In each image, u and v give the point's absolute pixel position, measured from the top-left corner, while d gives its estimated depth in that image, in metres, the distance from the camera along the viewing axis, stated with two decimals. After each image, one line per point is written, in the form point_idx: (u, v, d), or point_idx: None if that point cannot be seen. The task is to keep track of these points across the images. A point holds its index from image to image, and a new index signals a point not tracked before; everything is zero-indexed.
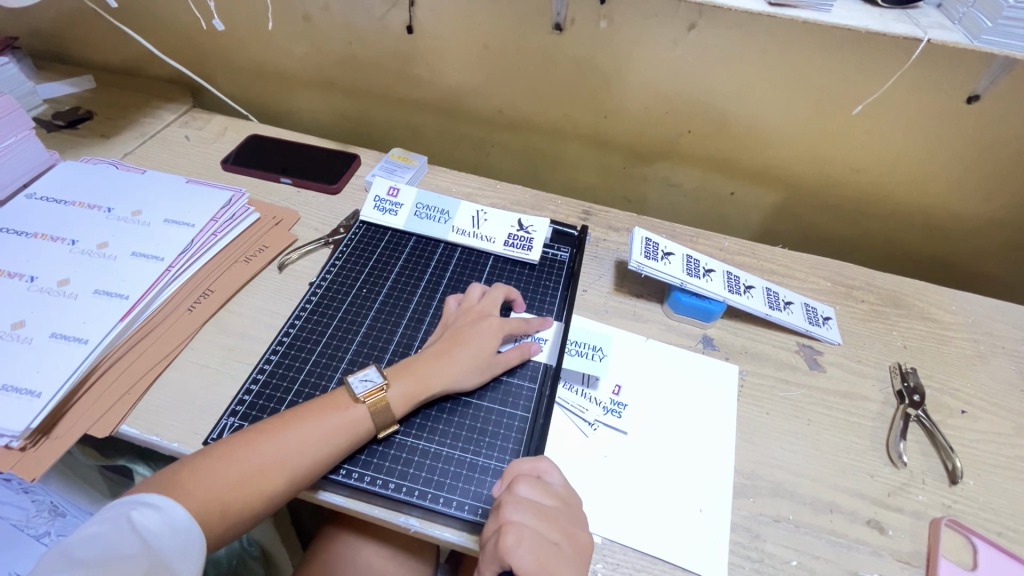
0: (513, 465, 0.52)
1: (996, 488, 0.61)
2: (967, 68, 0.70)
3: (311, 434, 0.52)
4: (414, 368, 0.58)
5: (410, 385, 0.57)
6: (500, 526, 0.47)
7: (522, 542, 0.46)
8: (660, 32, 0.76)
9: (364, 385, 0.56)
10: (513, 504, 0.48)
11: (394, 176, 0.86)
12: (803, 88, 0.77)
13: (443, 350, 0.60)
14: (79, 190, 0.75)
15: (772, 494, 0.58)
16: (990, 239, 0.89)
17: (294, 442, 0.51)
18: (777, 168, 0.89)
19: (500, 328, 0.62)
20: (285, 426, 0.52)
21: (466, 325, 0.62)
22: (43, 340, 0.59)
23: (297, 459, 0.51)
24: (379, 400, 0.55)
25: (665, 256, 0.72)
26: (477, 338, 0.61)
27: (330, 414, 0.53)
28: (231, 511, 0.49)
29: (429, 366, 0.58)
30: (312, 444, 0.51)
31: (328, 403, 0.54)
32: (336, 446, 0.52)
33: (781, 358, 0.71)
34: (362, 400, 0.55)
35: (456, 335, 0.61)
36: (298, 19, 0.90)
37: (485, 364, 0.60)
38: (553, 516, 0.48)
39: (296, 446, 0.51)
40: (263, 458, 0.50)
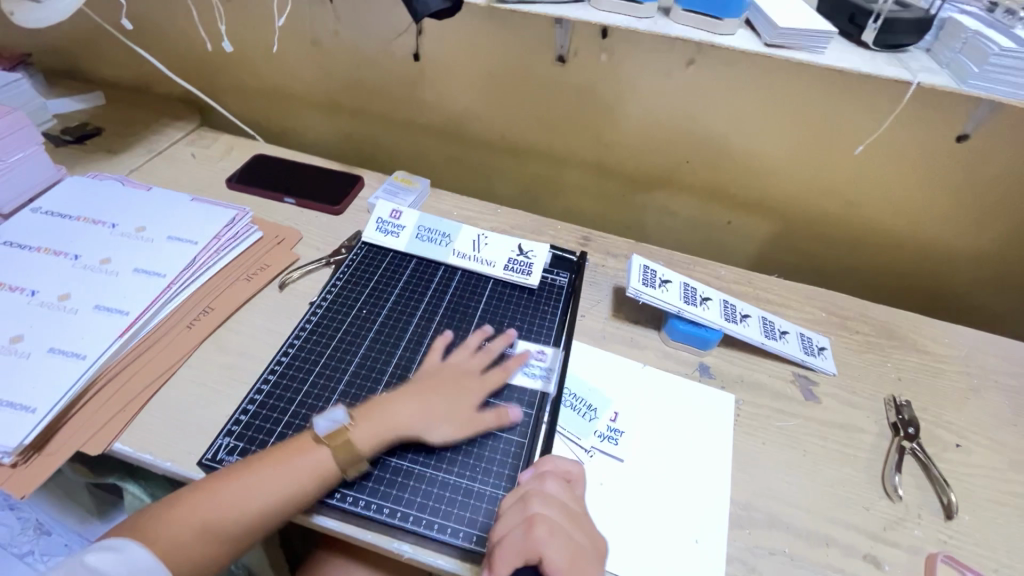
0: (544, 463, 0.55)
1: (990, 523, 0.61)
2: (956, 108, 0.72)
3: (274, 476, 0.52)
4: (381, 410, 0.57)
5: (376, 421, 0.56)
6: (527, 517, 0.50)
7: (552, 532, 0.49)
8: (660, 66, 0.78)
9: (328, 425, 0.55)
10: (542, 499, 0.51)
11: (396, 199, 0.87)
12: (797, 124, 0.80)
13: (414, 385, 0.61)
14: (85, 205, 0.76)
15: (768, 526, 0.58)
16: (981, 273, 0.91)
17: (253, 484, 0.51)
18: (773, 199, 0.90)
19: (469, 357, 0.65)
20: (248, 468, 0.52)
21: (436, 358, 0.65)
22: (42, 355, 0.59)
23: (264, 498, 0.51)
24: (341, 440, 0.54)
25: (662, 283, 0.73)
26: (449, 370, 0.63)
27: (292, 457, 0.53)
28: (202, 550, 0.49)
29: (396, 409, 0.57)
30: (273, 487, 0.51)
31: (292, 445, 0.54)
32: (299, 485, 0.52)
33: (776, 387, 0.71)
34: (326, 440, 0.54)
35: (428, 369, 0.63)
36: (308, 44, 0.93)
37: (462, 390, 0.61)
38: (579, 520, 0.52)
39: (257, 489, 0.51)
40: (226, 499, 0.50)
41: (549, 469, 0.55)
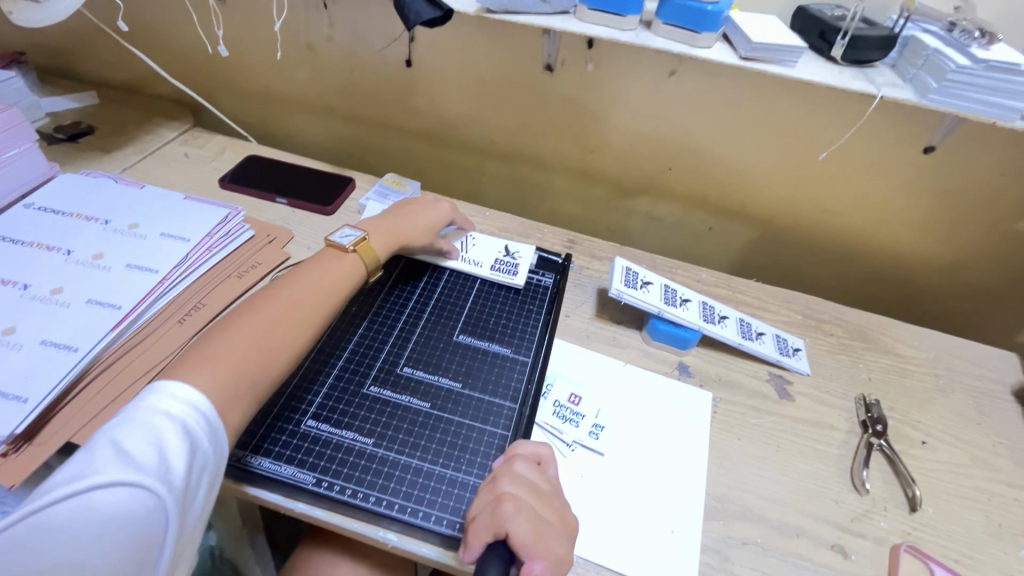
0: (515, 447, 0.57)
1: (953, 516, 0.63)
2: (923, 121, 0.76)
3: (324, 275, 0.63)
4: (385, 228, 0.72)
5: (386, 236, 0.71)
6: (496, 496, 0.51)
7: (519, 509, 0.49)
8: (643, 76, 0.82)
9: (349, 239, 0.68)
10: (511, 478, 0.52)
11: (387, 200, 0.89)
12: (774, 134, 0.83)
13: (400, 214, 0.75)
14: (78, 201, 0.77)
15: (741, 517, 0.60)
16: (950, 280, 0.94)
17: (305, 290, 0.60)
18: (753, 206, 0.94)
19: (446, 213, 0.80)
20: (295, 281, 0.61)
21: (415, 203, 0.79)
22: (34, 346, 0.59)
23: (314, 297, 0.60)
24: (367, 248, 0.68)
25: (644, 284, 0.76)
26: (426, 211, 0.78)
27: (333, 261, 0.65)
28: (259, 364, 0.53)
29: (397, 227, 0.73)
30: (324, 287, 0.62)
31: (325, 257, 0.66)
32: (341, 284, 0.64)
33: (753, 386, 0.74)
34: (354, 249, 0.67)
35: (409, 207, 0.77)
36: (302, 48, 0.95)
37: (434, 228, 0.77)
38: (547, 497, 0.52)
39: (309, 288, 0.61)
40: (283, 309, 0.57)
41: (519, 453, 0.56)
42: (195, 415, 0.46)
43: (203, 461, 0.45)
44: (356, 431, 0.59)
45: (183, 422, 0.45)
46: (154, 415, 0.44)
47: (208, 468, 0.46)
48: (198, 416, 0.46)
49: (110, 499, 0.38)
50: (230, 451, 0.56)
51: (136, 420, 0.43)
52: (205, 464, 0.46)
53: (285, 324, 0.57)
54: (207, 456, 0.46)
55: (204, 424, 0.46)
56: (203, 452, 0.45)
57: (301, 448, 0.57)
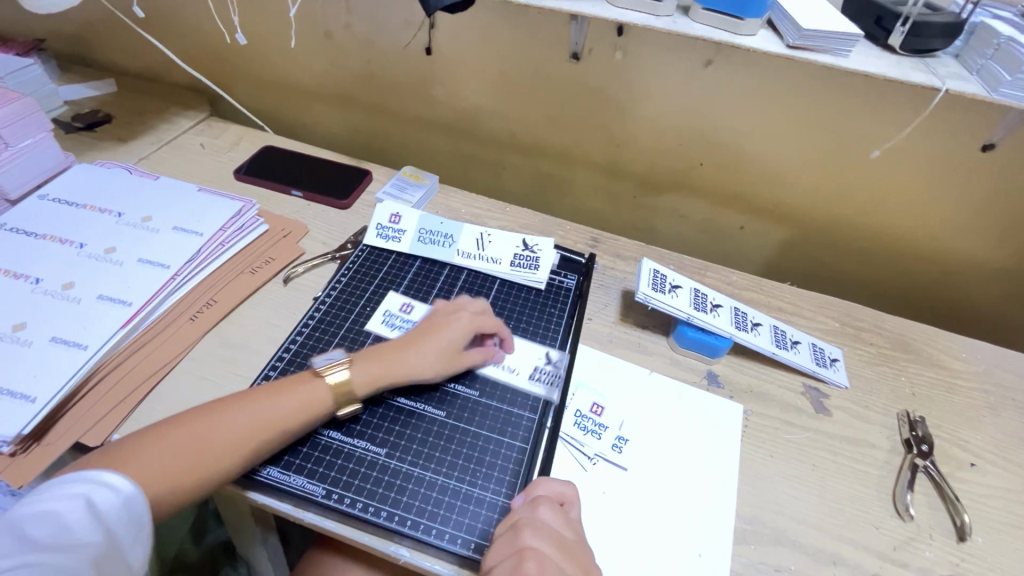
0: (536, 488, 0.53)
1: (1005, 547, 0.59)
2: (984, 116, 0.70)
3: (276, 405, 0.53)
4: (380, 354, 0.59)
5: (370, 369, 0.58)
6: (517, 550, 0.47)
7: (542, 569, 0.46)
8: (676, 67, 0.77)
9: (328, 362, 0.58)
10: (534, 528, 0.48)
11: (404, 195, 0.86)
12: (815, 130, 0.78)
13: (412, 340, 0.61)
14: (92, 193, 0.76)
15: (774, 541, 0.56)
16: (1001, 287, 0.88)
17: (244, 421, 0.52)
18: (789, 205, 0.88)
19: (471, 328, 0.63)
20: (238, 408, 0.52)
21: (441, 317, 0.64)
22: (43, 343, 0.58)
23: (262, 425, 0.52)
24: (337, 380, 0.56)
25: (672, 289, 0.71)
26: (447, 330, 0.62)
27: (292, 388, 0.55)
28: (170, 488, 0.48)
29: (395, 355, 0.60)
30: (272, 421, 0.53)
31: (291, 380, 0.56)
32: (294, 418, 0.54)
33: (787, 399, 0.69)
34: (322, 375, 0.57)
35: (428, 326, 0.63)
36: (319, 35, 0.92)
37: (450, 350, 0.61)
38: (571, 548, 0.49)
39: (253, 418, 0.52)
40: (212, 443, 0.50)
41: (542, 494, 0.52)
42: (108, 489, 0.44)
43: (124, 531, 0.43)
44: (368, 440, 0.57)
45: (93, 497, 0.43)
46: (60, 494, 0.42)
47: (134, 536, 0.44)
48: (110, 488, 0.44)
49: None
50: None
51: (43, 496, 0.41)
52: (128, 532, 0.43)
53: (209, 456, 0.50)
54: (129, 527, 0.44)
55: (118, 498, 0.44)
56: (117, 525, 0.43)
57: (311, 457, 0.55)
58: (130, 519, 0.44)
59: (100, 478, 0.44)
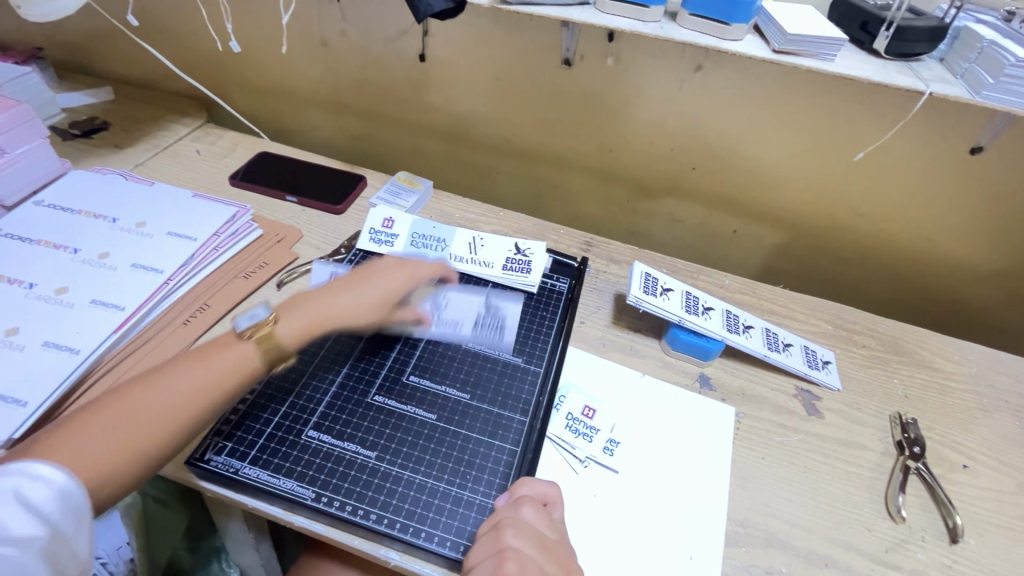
0: (520, 488, 0.53)
1: (999, 549, 0.58)
2: (972, 119, 0.70)
3: (199, 372, 0.52)
4: (308, 307, 0.60)
5: (306, 320, 0.59)
6: (499, 550, 0.47)
7: (523, 568, 0.46)
8: (666, 72, 0.78)
9: (252, 320, 0.56)
10: (516, 528, 0.49)
11: (398, 200, 0.87)
12: (805, 133, 0.79)
13: (338, 291, 0.62)
14: (87, 198, 0.76)
15: (765, 544, 0.56)
16: (994, 289, 0.88)
17: (164, 396, 0.49)
18: (781, 209, 0.89)
19: (406, 282, 0.65)
20: (157, 382, 0.50)
21: (377, 271, 0.65)
22: (36, 348, 0.58)
23: (190, 393, 0.50)
24: (267, 335, 0.56)
25: (664, 292, 0.72)
26: (380, 283, 0.64)
27: (215, 355, 0.53)
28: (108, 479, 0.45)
29: (323, 304, 0.60)
30: (195, 391, 0.51)
31: (209, 347, 0.54)
32: (224, 383, 0.52)
33: (779, 401, 0.69)
34: (248, 336, 0.55)
35: (361, 277, 0.64)
36: (314, 42, 0.93)
37: (384, 301, 0.64)
38: (554, 549, 0.49)
39: (174, 390, 0.50)
40: (150, 411, 0.48)
41: (525, 494, 0.52)
42: (43, 482, 0.40)
43: (67, 522, 0.40)
44: (357, 443, 0.57)
45: (25, 491, 0.39)
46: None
47: (78, 526, 0.41)
48: (43, 481, 0.40)
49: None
50: (226, 460, 0.54)
51: None
52: (72, 524, 0.41)
53: (146, 433, 0.48)
54: (71, 517, 0.41)
55: (56, 492, 0.41)
56: (58, 518, 0.40)
57: (301, 460, 0.55)
58: (70, 509, 0.41)
59: (27, 470, 0.40)
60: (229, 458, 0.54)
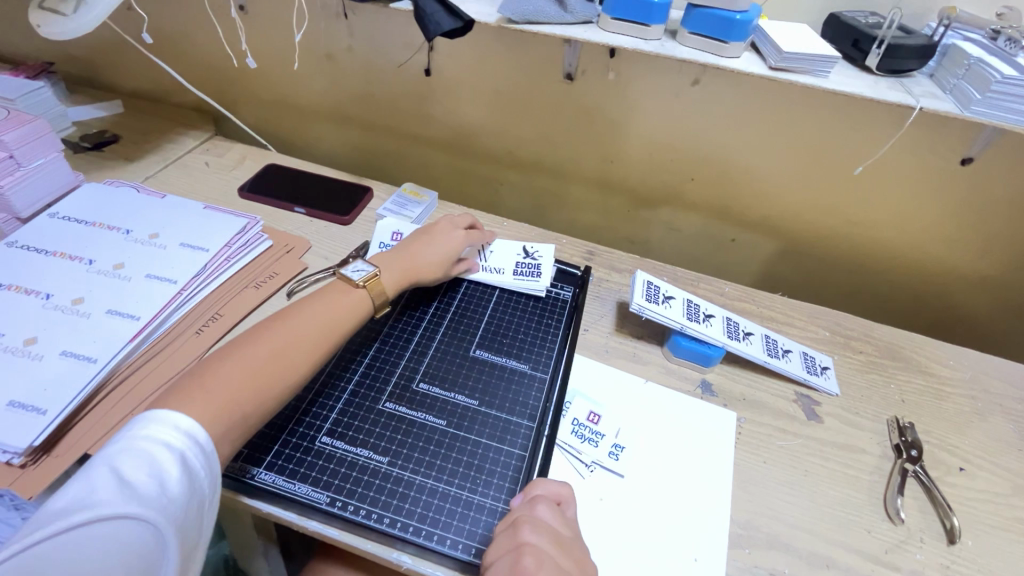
0: (534, 488, 0.54)
1: (995, 550, 0.60)
2: (962, 131, 0.73)
3: (325, 313, 0.61)
4: (399, 260, 0.70)
5: (399, 271, 0.69)
6: (517, 545, 0.48)
7: (541, 563, 0.47)
8: (666, 86, 0.80)
9: (360, 274, 0.67)
10: (532, 525, 0.50)
11: (404, 210, 0.89)
12: (801, 145, 0.81)
13: (416, 245, 0.73)
14: (100, 210, 0.78)
15: (768, 546, 0.58)
16: (987, 296, 0.90)
17: (300, 323, 0.59)
18: (779, 218, 0.91)
19: (463, 239, 0.76)
20: (290, 317, 0.59)
21: (438, 231, 0.76)
22: (54, 357, 0.60)
23: (296, 343, 0.57)
24: (377, 283, 0.66)
25: (666, 299, 0.74)
26: (444, 239, 0.75)
27: (334, 297, 0.63)
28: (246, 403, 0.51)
29: (409, 260, 0.71)
30: (325, 324, 0.60)
31: (328, 291, 0.64)
32: (343, 317, 0.62)
33: (779, 406, 0.71)
34: (362, 284, 0.66)
35: (429, 234, 0.75)
36: (321, 57, 0.95)
37: (449, 257, 0.74)
38: (568, 546, 0.50)
39: (309, 322, 0.59)
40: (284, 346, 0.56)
41: (540, 493, 0.54)
42: (196, 447, 0.45)
43: (203, 488, 0.44)
44: (370, 449, 0.58)
45: (183, 454, 0.44)
46: (153, 446, 0.43)
47: (207, 500, 0.45)
48: (195, 445, 0.45)
49: (112, 530, 0.37)
50: (241, 465, 0.55)
51: (131, 447, 0.42)
52: (205, 495, 0.45)
53: (278, 366, 0.55)
54: (206, 490, 0.45)
55: (199, 452, 0.45)
56: (200, 485, 0.44)
57: (315, 466, 0.56)
58: (208, 480, 0.45)
59: (186, 430, 0.46)
60: (244, 464, 0.56)
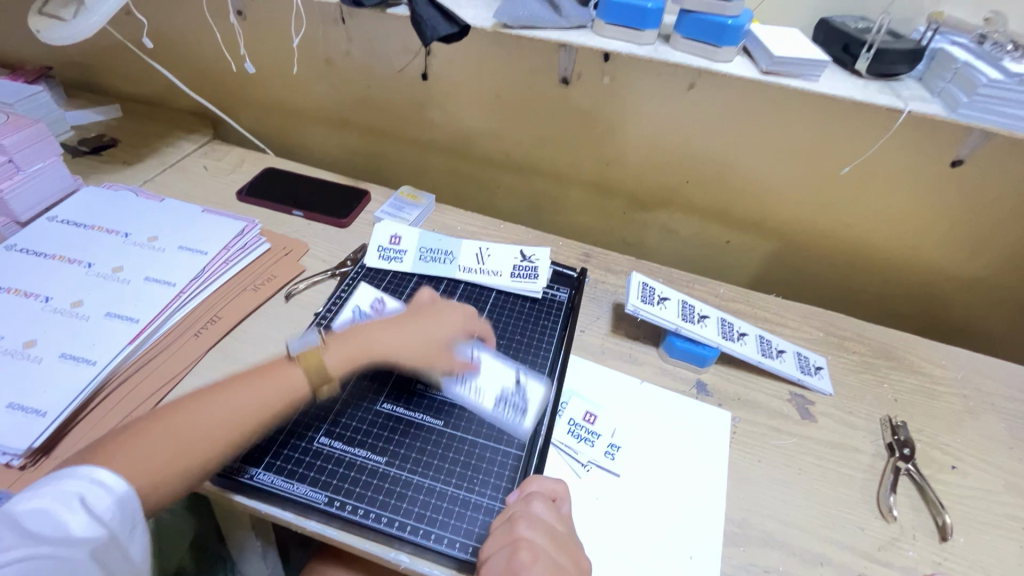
0: (529, 484, 0.55)
1: (986, 547, 0.61)
2: (952, 134, 0.74)
3: (257, 392, 0.55)
4: (360, 334, 0.63)
5: (347, 350, 0.61)
6: (513, 540, 0.49)
7: (535, 558, 0.48)
8: (660, 90, 0.81)
9: (305, 345, 0.60)
10: (529, 520, 0.51)
11: (401, 213, 0.89)
12: (793, 148, 0.82)
13: (393, 322, 0.65)
14: (99, 214, 0.78)
15: (762, 544, 0.58)
16: (978, 297, 0.91)
17: (224, 402, 0.54)
18: (773, 220, 0.92)
19: (453, 333, 0.66)
20: (219, 391, 0.55)
21: (424, 310, 0.68)
22: (53, 360, 0.60)
23: (224, 421, 0.53)
24: (315, 355, 0.59)
25: (661, 301, 0.74)
26: (426, 321, 0.65)
27: (268, 373, 0.57)
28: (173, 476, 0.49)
29: (374, 333, 0.63)
30: (254, 405, 0.55)
31: (266, 367, 0.58)
32: (275, 402, 0.56)
33: (773, 406, 0.72)
34: (304, 360, 0.59)
35: (410, 316, 0.66)
36: (319, 62, 0.96)
37: (432, 345, 0.64)
38: (563, 541, 0.51)
39: (234, 403, 0.54)
40: (213, 424, 0.52)
41: (535, 489, 0.54)
42: (103, 489, 0.44)
43: (120, 529, 0.44)
44: (368, 449, 0.59)
45: (88, 496, 0.43)
46: (63, 487, 0.43)
47: (127, 533, 0.45)
48: (109, 488, 0.45)
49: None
50: (239, 466, 0.56)
51: (46, 489, 0.43)
52: (123, 530, 0.44)
53: (202, 446, 0.51)
54: (124, 525, 0.44)
55: (115, 495, 0.45)
56: (113, 523, 0.44)
57: (313, 466, 0.57)
58: (125, 518, 0.45)
59: (92, 476, 0.45)
60: (242, 464, 0.56)
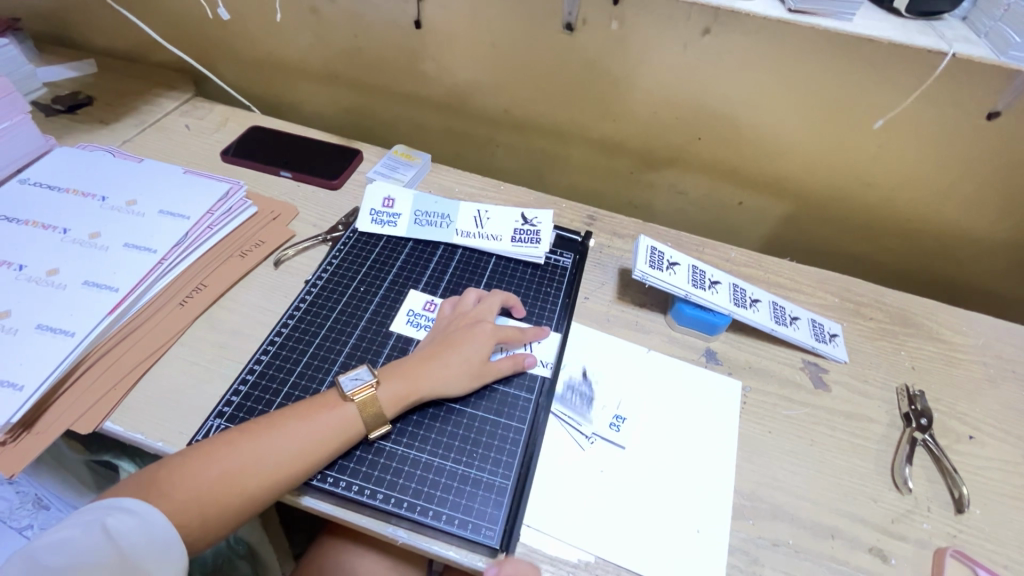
0: (506, 565, 0.48)
1: (1002, 519, 0.59)
2: (992, 84, 0.67)
3: (307, 436, 0.51)
4: (406, 369, 0.57)
5: (401, 386, 0.56)
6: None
7: None
8: (674, 36, 0.74)
9: (355, 384, 0.55)
10: None
11: (395, 174, 0.84)
12: (815, 101, 0.76)
13: (433, 352, 0.59)
14: (74, 176, 0.74)
15: (772, 517, 0.56)
16: (1003, 259, 0.87)
17: (271, 440, 0.51)
18: (788, 180, 0.87)
19: (490, 342, 0.61)
20: (272, 428, 0.51)
21: (459, 329, 0.62)
22: (29, 331, 0.57)
23: (260, 463, 0.50)
24: (370, 399, 0.54)
25: (670, 266, 0.70)
26: (468, 343, 0.60)
27: (320, 414, 0.53)
28: (206, 507, 0.48)
29: (421, 369, 0.57)
30: (302, 451, 0.51)
31: (319, 403, 0.54)
32: (326, 449, 0.52)
33: (785, 374, 0.69)
34: (353, 398, 0.54)
35: (448, 339, 0.60)
36: (304, 9, 0.88)
37: (476, 366, 0.59)
38: None
39: (286, 448, 0.50)
40: (246, 464, 0.49)
41: (511, 573, 0.47)
42: (125, 513, 0.45)
43: (141, 548, 0.44)
44: None
45: (109, 521, 0.44)
46: (86, 515, 0.45)
47: (157, 557, 0.45)
48: (125, 511, 0.45)
49: None
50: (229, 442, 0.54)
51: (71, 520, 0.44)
52: (147, 555, 0.44)
53: (235, 483, 0.49)
54: (148, 550, 0.45)
55: (132, 517, 0.45)
56: (132, 548, 0.44)
57: None
58: (149, 541, 0.45)
59: (120, 503, 0.46)
60: None
